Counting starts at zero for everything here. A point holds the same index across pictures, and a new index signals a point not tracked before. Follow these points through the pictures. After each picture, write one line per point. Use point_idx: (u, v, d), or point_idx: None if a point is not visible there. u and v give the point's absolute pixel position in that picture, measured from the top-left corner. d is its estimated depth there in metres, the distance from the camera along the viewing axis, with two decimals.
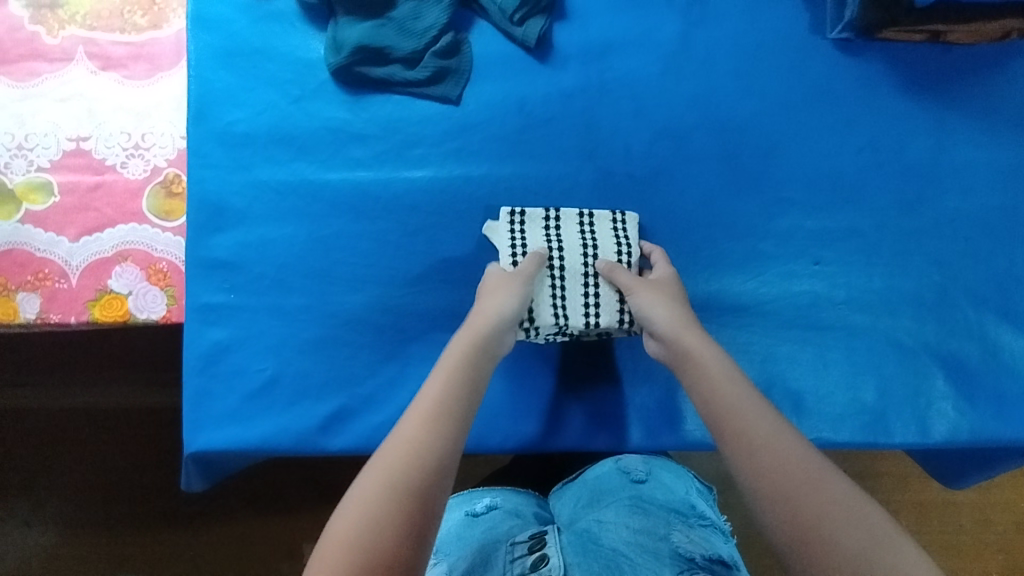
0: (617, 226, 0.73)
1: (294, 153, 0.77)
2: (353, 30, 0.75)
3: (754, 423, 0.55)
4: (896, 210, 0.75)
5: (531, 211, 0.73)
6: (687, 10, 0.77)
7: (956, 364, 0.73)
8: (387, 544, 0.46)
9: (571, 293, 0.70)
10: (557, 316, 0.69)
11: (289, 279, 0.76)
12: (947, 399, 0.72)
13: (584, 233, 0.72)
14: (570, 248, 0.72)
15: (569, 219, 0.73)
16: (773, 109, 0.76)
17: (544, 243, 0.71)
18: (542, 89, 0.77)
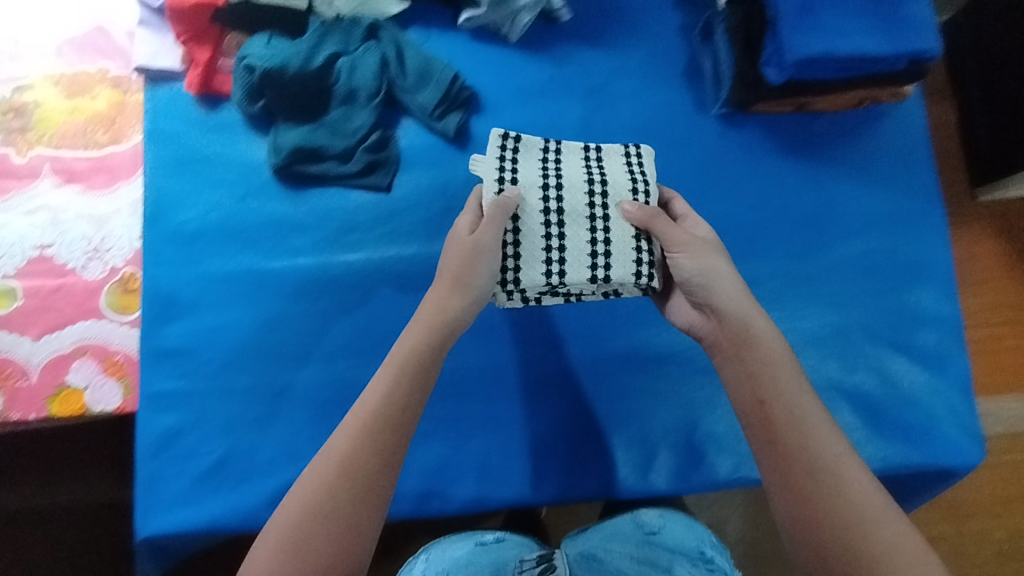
0: (628, 161, 0.75)
1: (240, 246, 0.84)
2: (292, 135, 0.84)
3: (813, 449, 0.59)
4: (789, 259, 0.83)
5: (530, 139, 0.73)
6: (586, 99, 0.88)
7: (860, 396, 0.78)
8: (316, 546, 0.55)
9: (573, 229, 0.71)
10: (553, 268, 0.70)
11: (236, 362, 0.81)
12: (855, 430, 0.77)
13: (586, 168, 0.73)
14: (571, 181, 0.72)
15: (572, 152, 0.74)
16: (671, 177, 0.85)
17: (539, 176, 0.71)
18: (463, 174, 0.86)
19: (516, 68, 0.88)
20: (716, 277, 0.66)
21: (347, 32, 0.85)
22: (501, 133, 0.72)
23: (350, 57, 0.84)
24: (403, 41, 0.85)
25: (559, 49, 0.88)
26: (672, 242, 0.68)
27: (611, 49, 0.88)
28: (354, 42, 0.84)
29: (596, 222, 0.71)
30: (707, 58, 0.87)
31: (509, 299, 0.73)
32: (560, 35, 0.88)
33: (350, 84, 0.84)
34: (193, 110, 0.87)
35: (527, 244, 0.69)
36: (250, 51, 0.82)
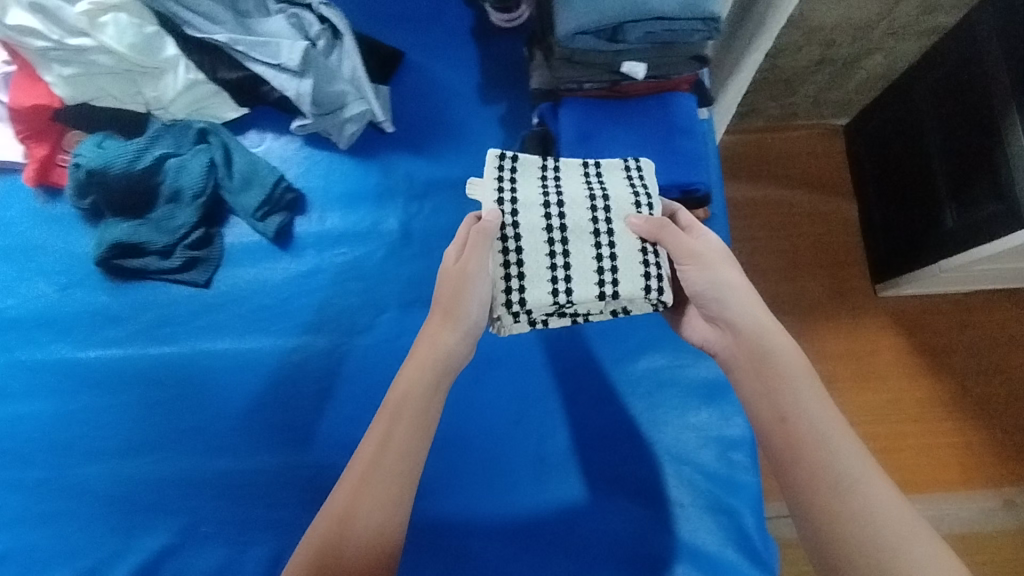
0: (629, 175, 0.74)
1: (56, 335, 0.87)
2: (115, 229, 0.87)
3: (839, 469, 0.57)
4: (587, 369, 0.86)
5: (529, 160, 0.74)
6: (408, 206, 0.92)
7: (640, 516, 0.80)
8: None
9: (578, 246, 0.69)
10: (559, 288, 0.69)
11: (32, 453, 0.82)
12: (631, 550, 0.78)
13: (587, 184, 0.72)
14: (575, 200, 0.72)
15: (572, 171, 0.74)
16: None
17: (540, 195, 0.71)
18: (281, 273, 0.89)
19: (344, 173, 0.92)
20: (720, 285, 0.66)
21: (180, 135, 0.89)
22: (499, 155, 0.73)
23: (180, 158, 0.88)
24: (233, 146, 0.90)
25: (386, 158, 0.93)
26: (679, 253, 0.67)
27: (434, 159, 0.93)
28: (186, 145, 0.89)
29: (603, 242, 0.70)
30: None
31: (510, 325, 0.71)
32: (388, 144, 0.94)
33: (176, 184, 0.88)
34: (31, 201, 0.91)
35: (531, 265, 0.69)
36: (81, 152, 0.86)
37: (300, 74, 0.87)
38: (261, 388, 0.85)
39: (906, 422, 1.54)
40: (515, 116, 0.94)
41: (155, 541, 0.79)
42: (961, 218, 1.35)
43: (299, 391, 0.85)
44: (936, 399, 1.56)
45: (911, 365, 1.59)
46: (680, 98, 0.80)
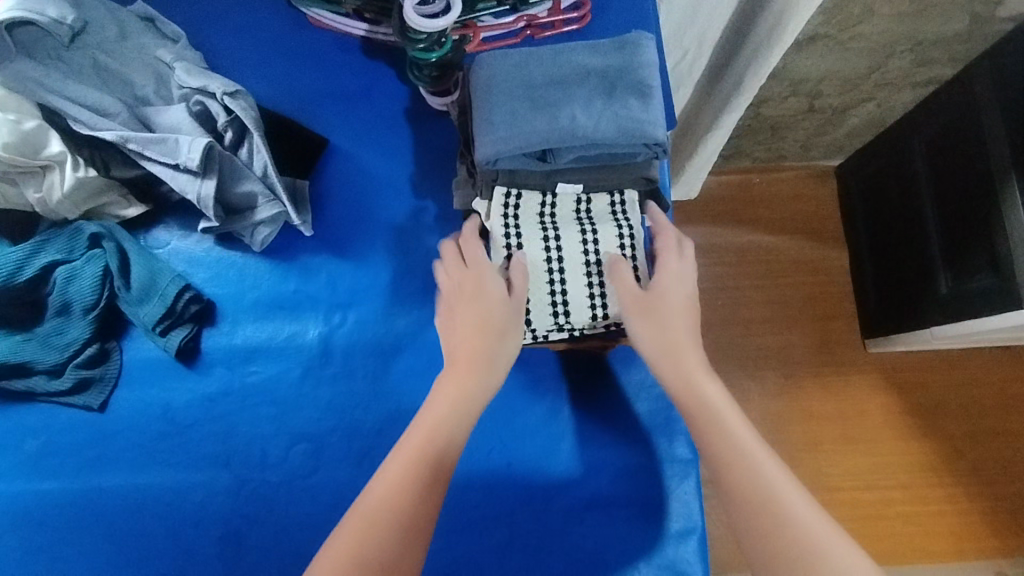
0: (616, 214, 0.70)
1: None
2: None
3: (798, 527, 0.56)
4: (524, 509, 0.76)
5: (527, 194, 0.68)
6: (329, 318, 0.82)
7: None
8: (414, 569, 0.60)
9: (573, 279, 0.69)
10: (560, 312, 0.69)
11: None
12: None
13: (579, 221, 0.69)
14: (568, 236, 0.69)
15: (565, 201, 0.69)
16: (407, 415, 0.78)
17: (537, 232, 0.68)
18: (185, 396, 0.80)
19: (259, 278, 0.83)
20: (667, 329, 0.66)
21: (70, 238, 0.80)
22: (502, 193, 0.68)
23: (70, 266, 0.79)
24: (128, 250, 0.80)
25: (305, 261, 0.83)
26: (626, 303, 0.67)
27: (360, 262, 0.83)
28: (77, 249, 0.80)
29: (592, 275, 0.69)
30: None
31: None
32: (307, 246, 0.83)
33: (65, 296, 0.78)
34: None
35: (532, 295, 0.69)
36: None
37: (202, 175, 0.77)
38: (159, 531, 0.76)
39: (895, 490, 1.43)
40: (451, 213, 0.84)
41: None
42: (955, 285, 1.23)
43: (199, 537, 0.75)
44: (929, 467, 1.45)
45: (903, 430, 1.47)
46: (626, 194, 0.70)
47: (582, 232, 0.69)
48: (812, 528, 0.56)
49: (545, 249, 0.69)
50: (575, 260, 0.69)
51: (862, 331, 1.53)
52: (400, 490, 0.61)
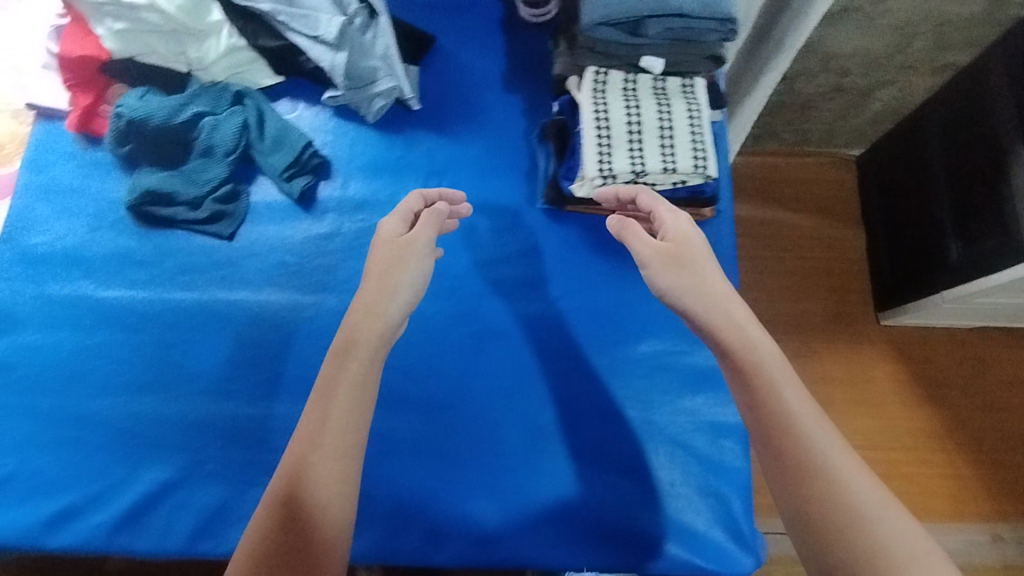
0: (688, 89, 0.82)
1: (83, 274, 0.90)
2: (149, 177, 0.91)
3: (816, 449, 0.58)
4: (590, 348, 0.89)
5: (614, 72, 0.81)
6: (428, 179, 0.96)
7: (643, 489, 0.83)
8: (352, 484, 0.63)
9: (650, 134, 0.78)
10: (636, 159, 0.78)
11: (48, 381, 0.85)
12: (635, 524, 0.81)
13: (657, 92, 0.81)
14: (647, 102, 0.80)
15: (644, 79, 0.81)
16: (492, 264, 0.92)
17: (622, 97, 0.80)
18: (303, 232, 0.93)
19: (368, 143, 0.97)
20: (678, 262, 0.69)
21: (217, 94, 0.94)
22: (593, 70, 0.81)
23: (215, 117, 0.93)
24: (263, 109, 0.94)
25: (408, 135, 0.97)
26: (656, 260, 0.70)
27: (457, 140, 0.97)
28: (222, 104, 0.94)
29: (666, 133, 0.79)
30: (541, 158, 0.96)
31: (596, 189, 0.79)
32: (413, 122, 0.97)
33: (209, 141, 0.92)
34: (73, 146, 0.96)
35: (615, 142, 0.78)
36: (123, 103, 0.91)
37: (336, 48, 0.92)
38: (274, 338, 0.88)
39: (899, 451, 1.43)
40: (536, 106, 0.98)
41: (159, 474, 0.81)
42: (966, 251, 1.27)
43: (306, 347, 0.88)
44: (932, 431, 1.45)
45: (911, 396, 1.48)
46: (697, 81, 0.82)
47: (660, 99, 0.80)
48: (833, 451, 0.57)
49: (628, 108, 0.79)
50: (652, 120, 0.79)
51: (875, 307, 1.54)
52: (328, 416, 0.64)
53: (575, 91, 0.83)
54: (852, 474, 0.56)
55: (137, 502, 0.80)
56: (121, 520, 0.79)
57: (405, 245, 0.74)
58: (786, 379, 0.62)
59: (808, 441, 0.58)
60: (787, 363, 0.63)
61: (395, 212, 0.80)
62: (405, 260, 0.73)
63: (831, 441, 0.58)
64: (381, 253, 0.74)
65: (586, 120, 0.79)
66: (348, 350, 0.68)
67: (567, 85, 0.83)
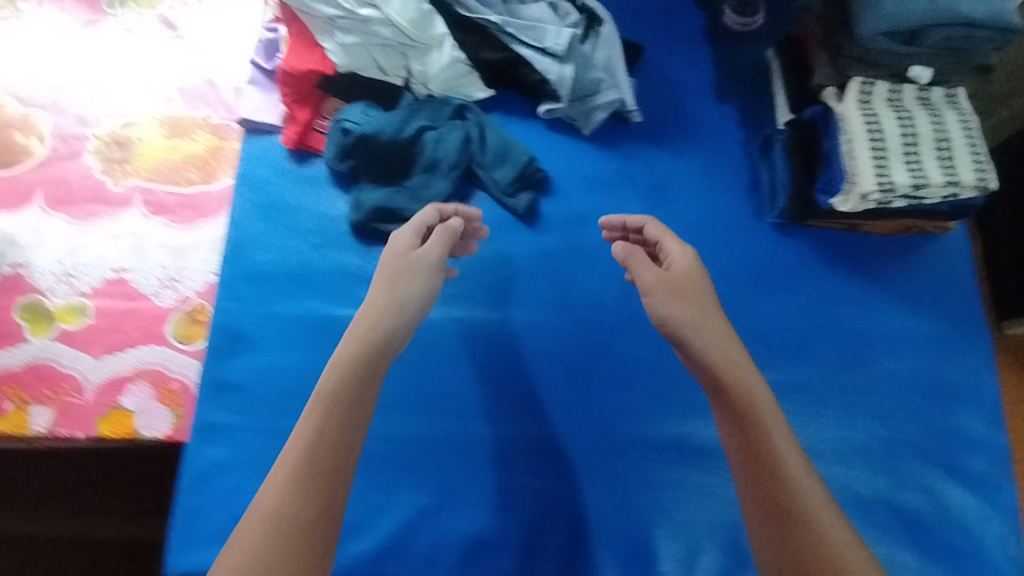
0: (952, 100, 0.80)
1: (310, 293, 0.89)
2: (376, 195, 0.90)
3: (805, 494, 0.62)
4: (837, 366, 0.87)
5: (878, 83, 0.79)
6: (649, 194, 0.94)
7: (908, 512, 0.82)
8: (322, 491, 0.60)
9: (926, 146, 0.77)
10: (917, 172, 0.76)
11: (290, 402, 0.84)
12: (904, 549, 0.81)
13: (923, 103, 0.79)
14: (917, 113, 0.78)
15: (908, 89, 0.80)
16: (724, 279, 0.90)
17: (890, 109, 0.78)
18: (530, 248, 0.91)
19: (587, 158, 0.95)
20: (704, 295, 0.74)
21: (436, 107, 0.92)
22: (858, 81, 0.79)
23: (438, 132, 0.91)
24: (482, 122, 0.93)
25: (628, 148, 0.95)
26: (659, 287, 0.74)
27: (675, 153, 0.95)
28: (443, 118, 0.92)
29: (942, 145, 0.77)
30: (764, 171, 0.93)
31: (869, 203, 0.77)
32: (631, 134, 0.96)
33: (434, 156, 0.91)
34: (285, 162, 0.94)
35: (891, 155, 0.76)
36: (348, 117, 0.90)
37: (561, 61, 0.90)
38: (513, 356, 0.86)
39: None
40: (755, 116, 0.96)
41: (416, 499, 0.79)
42: None
43: (544, 365, 0.86)
44: None
45: None
46: (957, 91, 0.81)
47: (928, 111, 0.79)
48: (817, 495, 0.61)
49: (900, 120, 0.78)
50: (926, 131, 0.77)
51: (990, 311, 1.03)
52: (319, 437, 0.63)
53: (831, 104, 0.81)
54: (828, 513, 0.60)
55: (398, 529, 0.78)
56: (385, 548, 0.77)
57: (410, 262, 0.76)
58: (779, 421, 0.66)
59: (802, 481, 0.62)
60: (779, 409, 0.68)
61: (407, 224, 0.80)
62: (417, 286, 0.75)
63: (806, 477, 0.63)
64: (384, 271, 0.75)
65: (858, 133, 0.77)
66: (331, 364, 0.68)
67: (823, 97, 0.82)
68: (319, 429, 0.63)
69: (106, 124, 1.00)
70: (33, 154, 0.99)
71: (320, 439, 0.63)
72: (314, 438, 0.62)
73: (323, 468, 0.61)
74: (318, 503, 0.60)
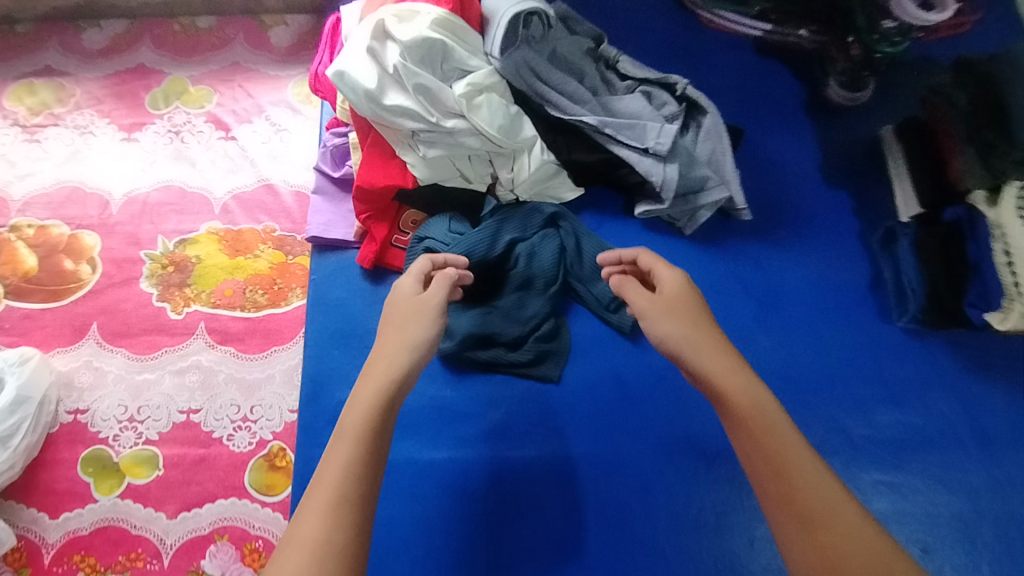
0: None
1: (398, 432, 0.81)
2: (468, 320, 0.82)
3: (822, 491, 0.58)
4: (989, 490, 0.77)
5: None
6: (761, 297, 0.85)
7: None
8: (353, 517, 0.53)
9: None
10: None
11: (387, 563, 0.74)
12: None
13: None
14: None
15: None
16: (851, 392, 0.81)
17: None
18: (636, 367, 0.83)
19: (690, 259, 0.86)
20: (695, 308, 0.68)
21: (524, 215, 0.85)
22: (1016, 185, 0.73)
23: (529, 243, 0.84)
24: (574, 227, 0.85)
25: (734, 247, 0.87)
26: (653, 308, 0.68)
27: (784, 249, 0.87)
28: (533, 226, 0.84)
29: None
30: (887, 268, 0.85)
31: None
32: (736, 231, 0.88)
33: (527, 271, 0.83)
34: (359, 282, 0.87)
35: None
36: (432, 232, 0.83)
37: (664, 160, 0.82)
38: (630, 493, 0.78)
39: None
40: (871, 202, 0.87)
41: None
42: None
43: (664, 503, 0.78)
44: None
45: None
46: None
47: None
48: (835, 494, 0.57)
49: None
50: None
51: None
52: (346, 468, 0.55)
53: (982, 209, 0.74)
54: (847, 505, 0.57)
55: None
56: None
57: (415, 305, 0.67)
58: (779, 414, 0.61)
59: (812, 484, 0.58)
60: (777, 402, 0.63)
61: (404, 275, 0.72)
62: (422, 327, 0.65)
63: (830, 494, 0.57)
64: (386, 316, 0.67)
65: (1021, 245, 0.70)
66: (353, 399, 0.60)
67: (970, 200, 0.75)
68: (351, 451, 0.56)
69: (161, 244, 0.93)
70: (85, 283, 0.91)
71: (352, 467, 0.55)
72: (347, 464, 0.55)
73: (353, 495, 0.53)
74: (331, 543, 0.51)
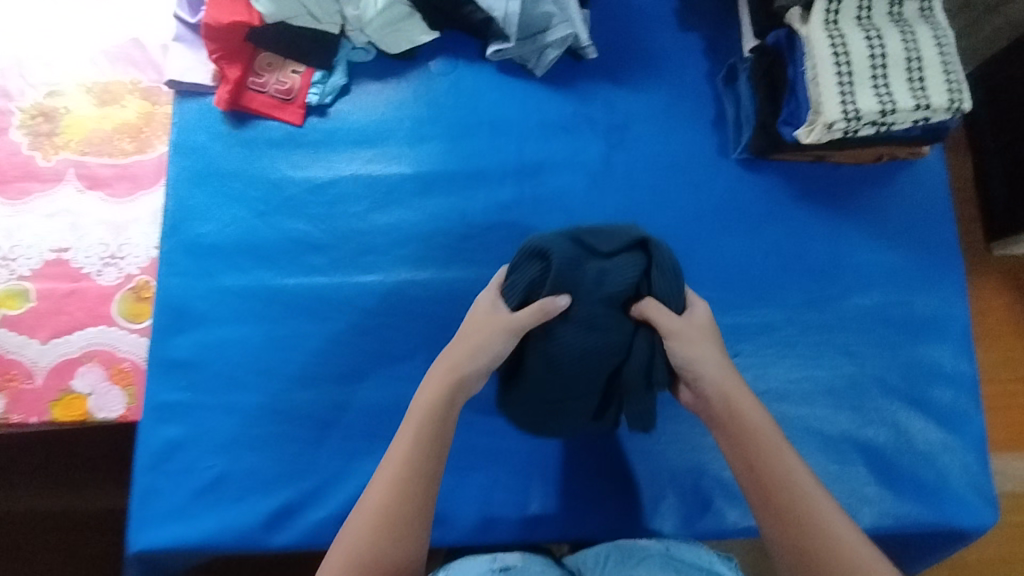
0: (923, 15, 0.73)
1: (255, 262, 0.85)
2: (533, 368, 0.69)
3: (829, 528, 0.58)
4: (810, 305, 0.82)
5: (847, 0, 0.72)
6: (607, 135, 0.88)
7: (873, 449, 0.78)
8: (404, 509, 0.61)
9: (894, 79, 0.70)
10: (885, 96, 0.70)
11: (243, 378, 0.82)
12: (868, 484, 0.77)
13: (899, 27, 0.72)
14: (888, 35, 0.71)
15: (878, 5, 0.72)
16: (688, 221, 0.84)
17: (863, 35, 0.71)
18: (482, 202, 0.86)
19: (541, 101, 0.89)
20: (727, 365, 0.66)
21: (596, 234, 0.67)
22: None
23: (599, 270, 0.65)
24: (660, 256, 0.65)
25: (585, 87, 0.89)
26: (679, 330, 0.64)
27: (634, 89, 0.89)
28: (607, 243, 0.66)
29: (912, 67, 0.70)
30: (729, 103, 0.87)
31: (836, 134, 0.72)
32: (586, 72, 0.89)
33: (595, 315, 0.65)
34: (220, 125, 0.89)
35: (857, 79, 0.70)
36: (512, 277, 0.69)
37: None
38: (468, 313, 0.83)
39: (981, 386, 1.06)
40: (718, 43, 0.89)
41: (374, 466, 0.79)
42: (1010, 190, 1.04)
43: None
44: None
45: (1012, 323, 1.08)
46: None
47: (901, 33, 0.72)
48: (841, 534, 0.58)
49: (867, 45, 0.71)
50: (899, 58, 0.71)
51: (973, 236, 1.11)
52: (406, 464, 0.62)
53: (797, 26, 0.74)
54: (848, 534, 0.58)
55: (354, 495, 0.79)
56: (343, 513, 0.78)
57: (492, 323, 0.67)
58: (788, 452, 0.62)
59: (818, 518, 0.58)
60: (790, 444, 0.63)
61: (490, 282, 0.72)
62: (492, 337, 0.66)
63: (840, 538, 0.57)
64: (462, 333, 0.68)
65: (824, 57, 0.71)
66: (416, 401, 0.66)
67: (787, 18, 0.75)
68: (411, 451, 0.63)
69: (30, 96, 0.94)
70: None
71: (414, 455, 0.63)
72: (408, 461, 0.62)
73: (416, 484, 0.62)
74: (376, 539, 0.59)
